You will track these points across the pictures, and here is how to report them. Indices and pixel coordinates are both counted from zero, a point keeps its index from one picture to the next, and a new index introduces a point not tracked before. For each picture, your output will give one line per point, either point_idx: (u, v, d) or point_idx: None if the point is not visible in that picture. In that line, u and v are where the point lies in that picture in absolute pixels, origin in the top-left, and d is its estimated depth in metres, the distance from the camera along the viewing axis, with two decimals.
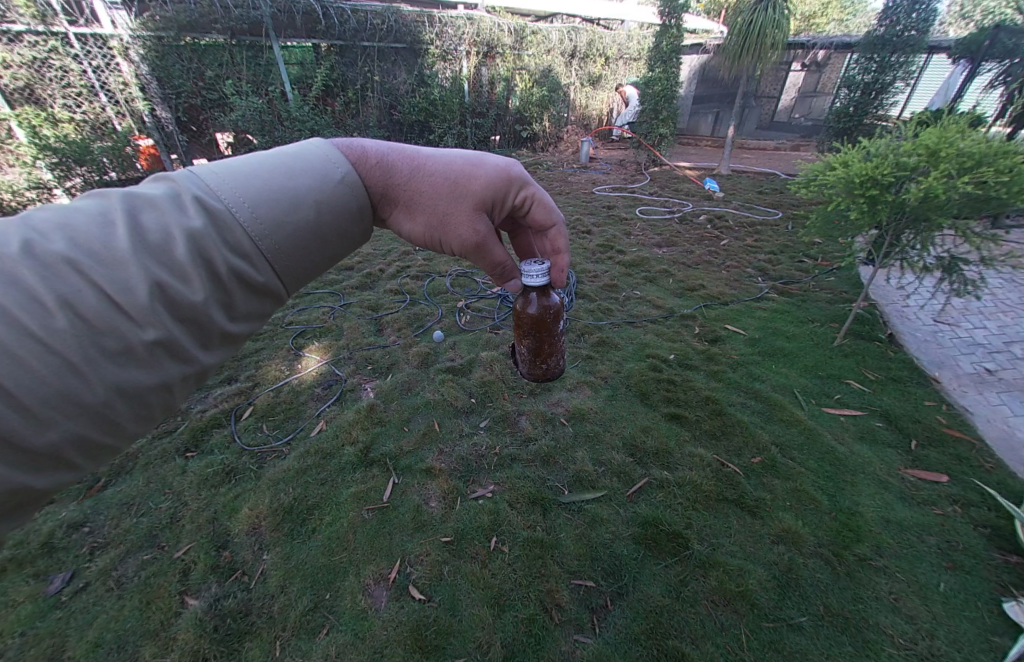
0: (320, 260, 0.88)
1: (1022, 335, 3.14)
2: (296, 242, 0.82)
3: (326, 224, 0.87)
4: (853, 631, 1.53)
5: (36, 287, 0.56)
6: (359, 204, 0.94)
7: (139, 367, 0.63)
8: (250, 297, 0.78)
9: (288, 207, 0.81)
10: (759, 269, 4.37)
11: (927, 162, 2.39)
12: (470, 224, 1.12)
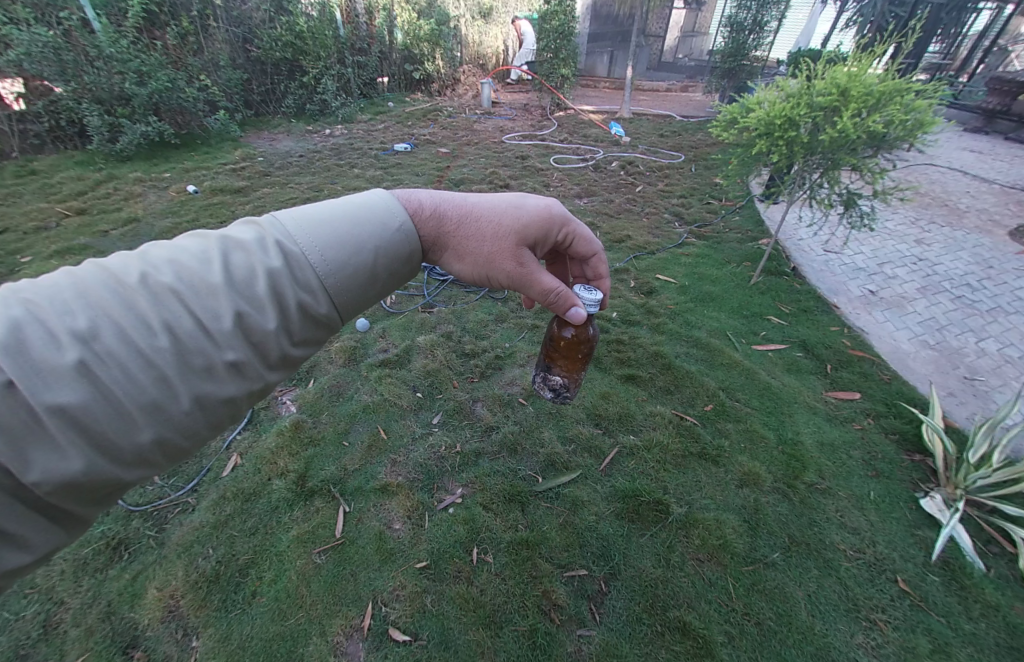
0: (378, 295, 0.86)
1: (887, 257, 3.71)
2: (357, 280, 0.80)
3: (382, 265, 0.85)
4: (815, 554, 1.74)
5: (145, 309, 0.59)
6: (407, 246, 0.90)
7: (221, 384, 0.65)
8: (318, 329, 0.78)
9: (353, 249, 0.80)
10: (675, 213, 4.49)
11: (838, 101, 2.47)
12: (516, 259, 1.09)
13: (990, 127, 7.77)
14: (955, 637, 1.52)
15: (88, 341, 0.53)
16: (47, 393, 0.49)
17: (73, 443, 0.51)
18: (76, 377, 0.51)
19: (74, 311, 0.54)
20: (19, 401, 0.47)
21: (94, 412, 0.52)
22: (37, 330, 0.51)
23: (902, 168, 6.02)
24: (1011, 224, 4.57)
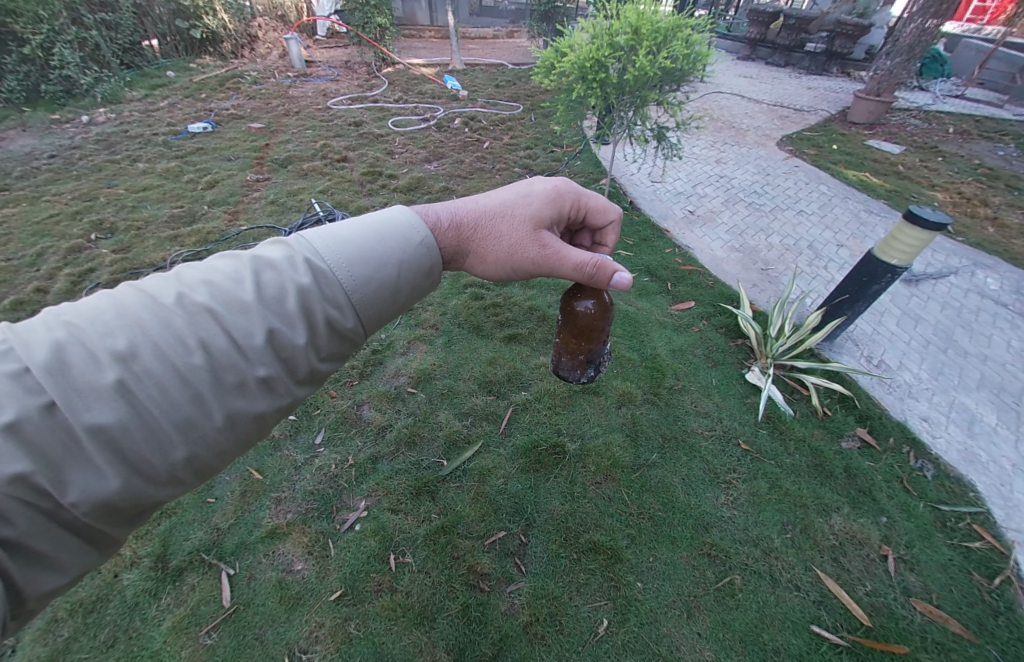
0: (404, 305, 0.90)
1: (697, 180, 4.32)
2: (379, 295, 0.83)
3: (407, 279, 0.89)
4: (682, 444, 2.10)
5: (180, 330, 0.62)
6: (436, 260, 0.97)
7: (251, 400, 0.68)
8: (342, 344, 0.81)
9: (375, 264, 0.83)
10: (524, 165, 4.56)
11: (633, 40, 2.65)
12: (534, 245, 1.18)
13: (754, 55, 9.42)
14: (781, 471, 2.02)
15: (129, 361, 0.57)
16: (89, 413, 0.53)
17: (109, 463, 0.54)
18: (117, 396, 0.55)
19: (117, 331, 0.58)
20: (60, 421, 0.51)
21: (129, 431, 0.56)
22: (84, 351, 0.56)
23: (699, 97, 7.00)
24: (776, 137, 5.72)
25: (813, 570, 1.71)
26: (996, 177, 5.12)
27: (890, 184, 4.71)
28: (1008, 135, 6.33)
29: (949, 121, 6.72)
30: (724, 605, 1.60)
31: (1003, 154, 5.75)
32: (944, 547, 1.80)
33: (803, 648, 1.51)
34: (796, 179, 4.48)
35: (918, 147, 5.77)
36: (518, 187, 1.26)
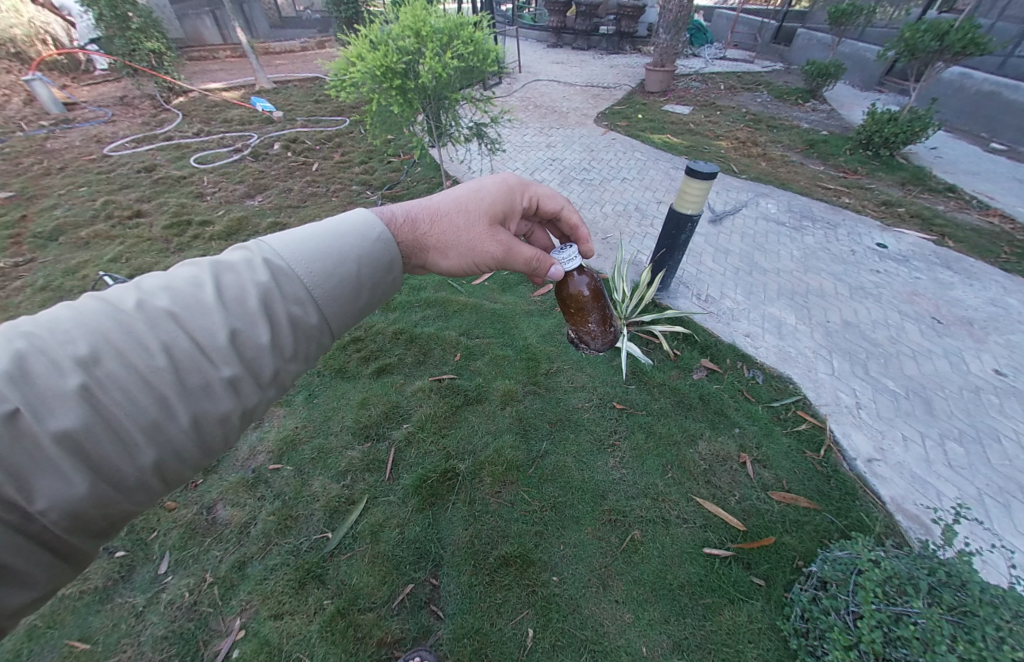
0: (367, 300, 0.89)
1: (533, 165, 4.86)
2: (335, 293, 0.83)
3: (365, 277, 0.88)
4: (566, 425, 2.19)
5: (143, 333, 0.63)
6: (396, 266, 0.95)
7: (220, 402, 0.68)
8: (309, 342, 0.81)
9: (329, 262, 0.83)
10: (362, 183, 4.35)
11: (418, 42, 2.69)
12: (490, 241, 1.23)
13: (561, 42, 10.30)
14: (652, 418, 2.24)
15: (92, 367, 0.58)
16: (51, 419, 0.54)
17: (74, 468, 0.55)
18: (79, 401, 0.56)
19: (80, 337, 0.59)
20: (23, 430, 0.52)
21: (96, 437, 0.57)
22: (45, 357, 0.57)
23: (521, 87, 7.42)
24: (592, 116, 6.38)
25: (694, 499, 1.90)
26: (758, 120, 6.36)
27: (686, 142, 5.58)
28: (759, 85, 7.92)
29: (718, 80, 8.17)
30: (632, 563, 1.69)
31: (758, 101, 7.18)
32: (782, 437, 2.15)
33: (702, 574, 1.66)
34: (615, 151, 5.28)
35: (700, 105, 6.89)
36: (469, 183, 1.30)
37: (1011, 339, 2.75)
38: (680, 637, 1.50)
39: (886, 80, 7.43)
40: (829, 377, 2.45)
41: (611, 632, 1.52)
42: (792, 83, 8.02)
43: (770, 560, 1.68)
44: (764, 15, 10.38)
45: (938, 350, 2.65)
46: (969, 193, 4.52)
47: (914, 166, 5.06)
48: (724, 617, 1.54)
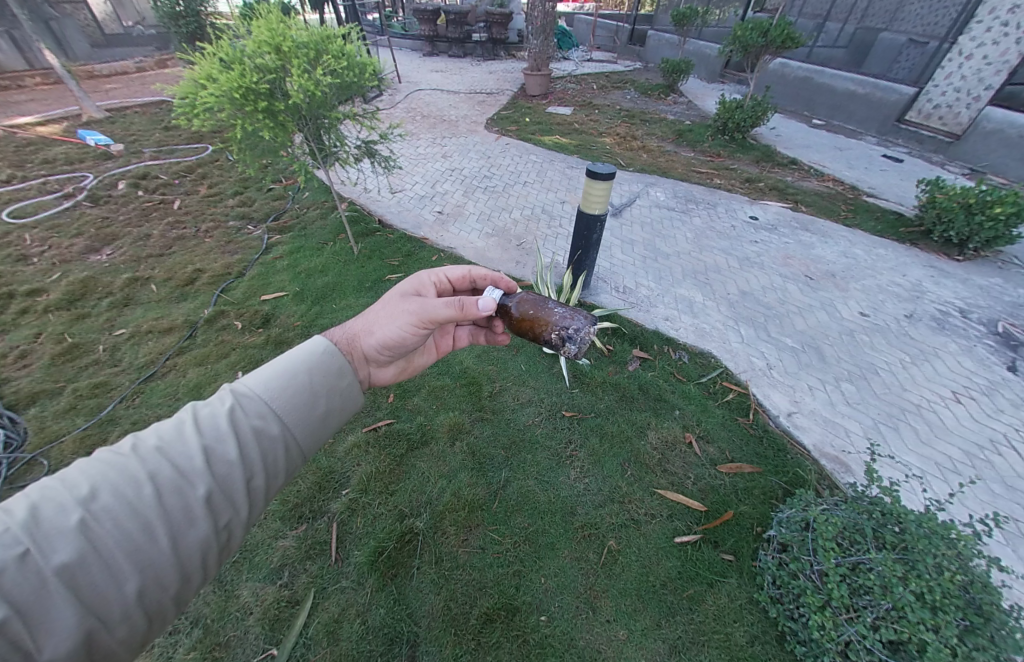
0: (325, 409, 0.93)
1: (433, 177, 4.72)
2: (293, 404, 0.88)
3: (320, 386, 0.93)
4: (522, 446, 2.10)
5: (131, 468, 0.69)
6: (346, 370, 0.99)
7: (201, 522, 0.70)
8: (280, 454, 0.85)
9: (285, 377, 0.90)
10: (240, 216, 3.92)
11: (280, 59, 2.44)
12: (410, 302, 1.23)
13: (437, 51, 10.25)
14: (602, 418, 2.25)
15: (89, 504, 0.63)
16: (50, 556, 0.57)
17: (67, 603, 0.55)
18: (76, 535, 0.60)
19: (77, 482, 0.65)
20: (27, 570, 0.55)
21: (88, 567, 0.59)
22: (48, 503, 0.61)
23: (405, 98, 7.19)
24: (482, 122, 6.41)
25: (657, 492, 1.94)
26: (631, 115, 6.93)
27: (574, 141, 5.87)
28: (626, 83, 8.66)
29: (591, 80, 8.78)
30: (615, 576, 1.65)
31: (628, 98, 7.84)
32: (716, 410, 2.31)
33: (680, 566, 1.68)
34: (511, 156, 5.34)
35: (580, 105, 7.34)
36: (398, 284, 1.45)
37: (862, 284, 3.30)
38: (675, 639, 1.49)
39: (725, 73, 8.61)
40: (741, 345, 2.70)
41: (610, 656, 1.45)
42: (653, 80, 8.91)
43: (733, 533, 1.77)
44: (618, 20, 11.42)
45: (815, 303, 3.09)
46: (805, 164, 5.40)
47: (761, 145, 5.91)
48: (708, 604, 1.57)
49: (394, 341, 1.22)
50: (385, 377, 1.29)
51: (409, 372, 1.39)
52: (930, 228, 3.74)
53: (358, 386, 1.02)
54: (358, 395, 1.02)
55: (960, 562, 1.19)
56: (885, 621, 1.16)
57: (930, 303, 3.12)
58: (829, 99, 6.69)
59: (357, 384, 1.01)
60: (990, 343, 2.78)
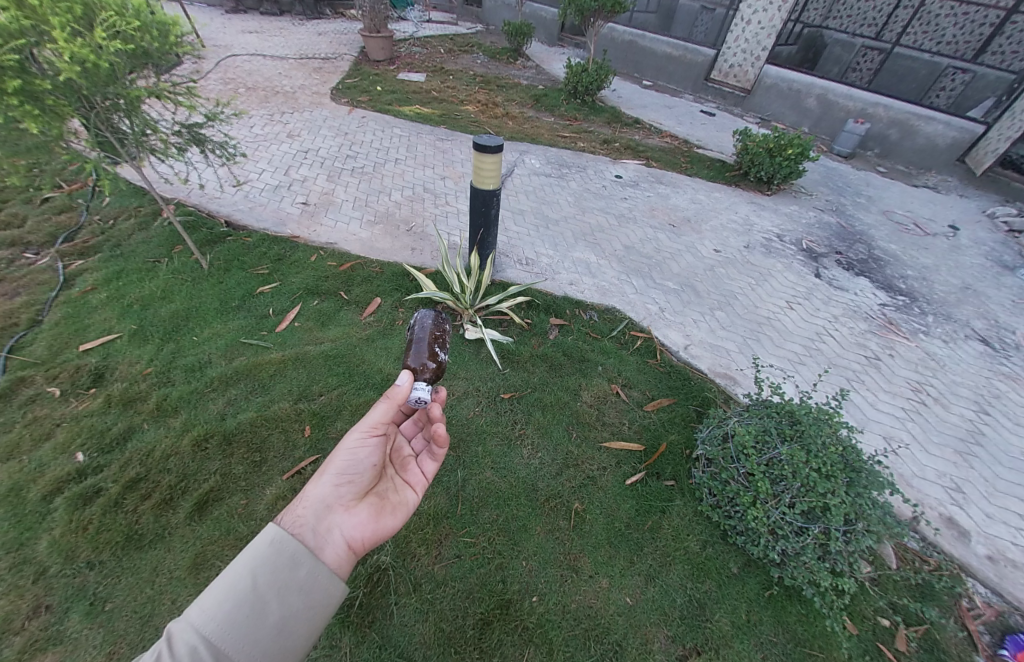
0: (283, 617, 0.72)
1: (283, 162, 4.00)
2: (238, 620, 0.67)
3: (271, 588, 0.74)
4: (470, 441, 2.04)
5: None
6: (299, 554, 0.80)
7: None
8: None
9: (225, 587, 0.70)
10: (6, 243, 2.85)
11: (24, 16, 1.78)
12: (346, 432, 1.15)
13: (244, 7, 8.54)
14: (538, 391, 2.30)
15: None
16: None
17: None
18: None
19: None
20: None
21: None
22: None
23: (215, 65, 5.84)
24: (326, 93, 5.60)
25: (603, 445, 2.09)
26: (487, 80, 6.82)
27: (437, 111, 5.55)
28: (473, 46, 8.42)
29: (437, 43, 8.32)
30: (587, 533, 1.76)
31: (479, 62, 7.67)
32: (631, 357, 2.55)
33: (636, 504, 1.87)
34: (372, 130, 4.81)
35: (433, 71, 6.94)
36: None
37: (712, 224, 3.93)
38: (648, 568, 1.66)
39: (564, 36, 8.99)
40: (636, 295, 3.00)
41: (601, 606, 1.55)
42: (499, 43, 8.83)
43: (670, 461, 2.03)
44: None
45: (682, 247, 3.58)
46: (647, 121, 6.05)
47: (609, 107, 6.41)
48: (665, 528, 1.79)
49: (348, 471, 1.06)
50: (365, 525, 1.00)
51: (395, 514, 1.11)
52: (747, 170, 4.59)
53: (320, 570, 0.81)
54: (328, 577, 0.81)
55: (834, 435, 1.66)
56: (799, 497, 1.53)
57: (758, 233, 3.88)
58: (653, 61, 7.52)
59: (317, 569, 0.81)
60: (800, 258, 3.61)
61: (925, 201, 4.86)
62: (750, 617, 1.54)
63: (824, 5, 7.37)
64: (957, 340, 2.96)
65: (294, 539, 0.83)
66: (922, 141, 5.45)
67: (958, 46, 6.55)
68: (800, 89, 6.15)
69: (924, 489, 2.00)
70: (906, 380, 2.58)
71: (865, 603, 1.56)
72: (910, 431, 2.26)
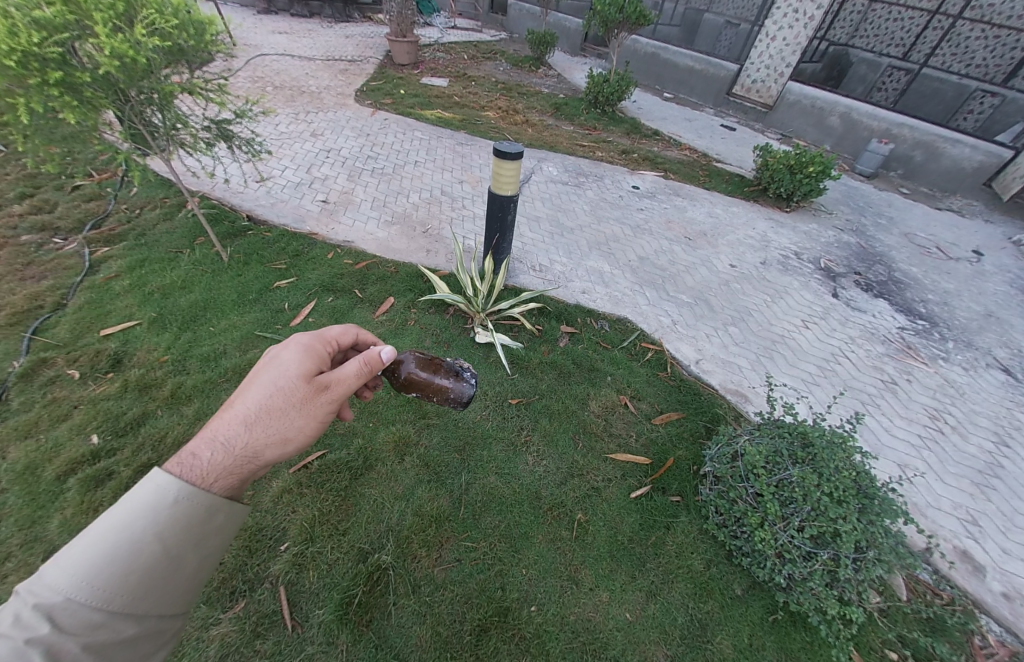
0: (198, 562, 0.73)
1: (306, 160, 4.08)
2: (149, 584, 0.66)
3: (184, 543, 0.71)
4: (474, 445, 2.04)
5: None
6: (215, 504, 0.77)
7: None
8: (145, 641, 0.66)
9: (125, 556, 0.64)
10: (37, 228, 2.95)
11: (71, 12, 1.87)
12: (321, 391, 1.02)
13: (276, 8, 8.80)
14: (547, 399, 2.29)
15: None
16: None
17: None
18: None
19: None
20: None
21: None
22: None
23: (246, 64, 6.01)
24: (350, 94, 5.71)
25: (609, 457, 2.07)
26: (509, 88, 6.89)
27: (458, 116, 5.62)
28: (496, 54, 8.52)
29: (461, 50, 8.45)
30: (589, 545, 1.74)
31: (501, 69, 7.76)
32: (641, 369, 2.53)
33: (640, 518, 1.84)
34: (393, 133, 4.89)
35: (455, 76, 7.05)
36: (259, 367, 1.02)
37: (728, 239, 3.90)
38: (649, 584, 1.64)
39: (587, 46, 9.05)
40: (649, 306, 2.99)
41: (601, 621, 1.53)
42: (522, 51, 8.93)
43: (676, 477, 2.00)
44: None
45: (697, 261, 3.55)
46: (666, 134, 6.05)
47: (629, 118, 6.41)
48: (670, 544, 1.76)
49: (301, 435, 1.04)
50: None
51: None
52: (766, 186, 4.55)
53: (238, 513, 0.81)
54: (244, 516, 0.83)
55: (849, 460, 1.61)
56: (808, 521, 1.50)
57: (775, 250, 3.83)
58: (675, 74, 7.52)
59: (234, 511, 0.80)
60: (818, 277, 3.55)
61: (949, 224, 4.76)
62: (753, 642, 1.51)
63: (851, 24, 7.35)
64: (979, 368, 2.88)
65: (211, 492, 0.77)
66: (948, 163, 5.34)
67: (989, 70, 6.43)
68: (823, 106, 6.09)
69: (939, 520, 1.94)
70: (924, 408, 2.51)
71: (873, 634, 1.51)
72: (927, 459, 2.20)
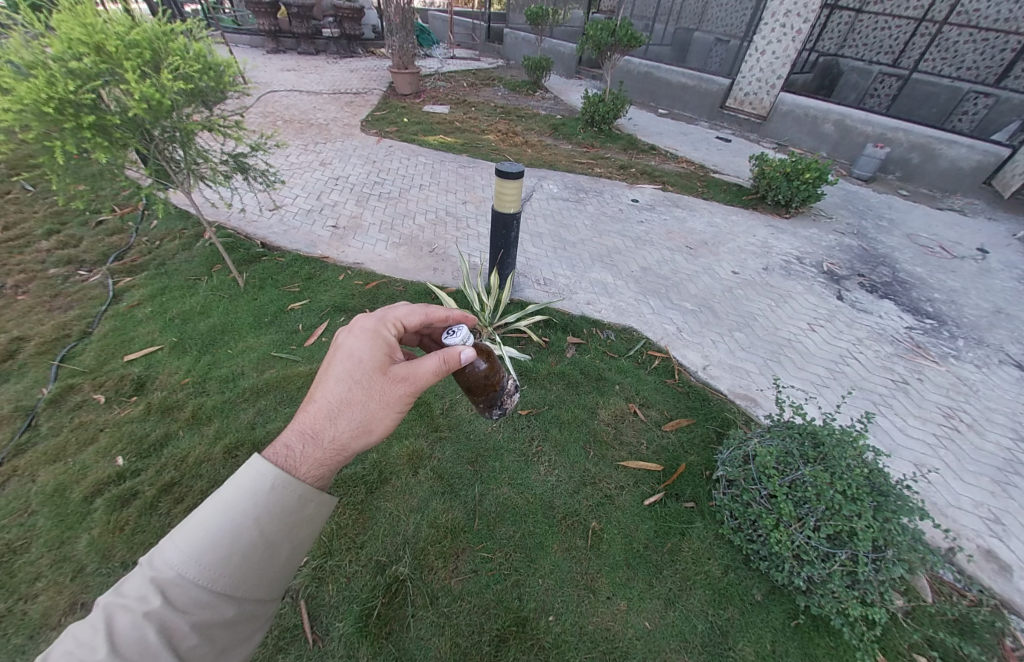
0: (291, 551, 0.77)
1: (315, 188, 4.26)
2: (248, 570, 0.70)
3: (279, 531, 0.74)
4: (485, 458, 2.06)
5: None
6: (309, 494, 0.79)
7: None
8: (243, 623, 0.71)
9: (227, 540, 0.69)
10: (63, 261, 3.11)
11: (103, 60, 2.03)
12: (398, 381, 1.03)
13: (284, 48, 9.33)
14: (556, 409, 2.32)
15: None
16: None
17: None
18: None
19: None
20: None
21: None
22: None
23: (257, 101, 6.34)
24: (356, 124, 5.98)
25: (620, 464, 2.08)
26: (507, 111, 7.15)
27: (459, 141, 5.83)
28: (494, 80, 8.87)
29: (460, 78, 8.82)
30: (604, 554, 1.73)
31: (500, 94, 8.07)
32: (648, 377, 2.55)
33: (654, 525, 1.84)
34: (398, 159, 5.09)
35: (455, 103, 7.34)
36: (339, 358, 1.03)
37: (729, 247, 3.95)
38: (667, 592, 1.63)
39: (581, 69, 9.39)
40: (654, 315, 3.03)
41: (619, 630, 1.52)
42: (519, 76, 9.28)
43: (688, 482, 2.00)
44: (473, 17, 11.63)
45: (699, 269, 3.60)
46: (663, 148, 6.20)
47: (625, 134, 6.59)
48: (685, 550, 1.76)
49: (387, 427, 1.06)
50: None
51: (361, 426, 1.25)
52: (764, 194, 4.63)
53: (328, 506, 0.82)
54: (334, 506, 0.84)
55: (860, 458, 1.63)
56: (823, 520, 1.50)
57: (777, 256, 3.87)
58: (668, 91, 7.74)
59: (326, 502, 0.82)
60: (821, 281, 3.57)
61: (951, 224, 4.77)
62: (775, 647, 1.49)
63: (839, 35, 7.64)
64: (991, 365, 2.86)
65: (302, 481, 0.80)
66: (945, 164, 5.40)
67: (980, 72, 6.54)
68: (817, 115, 6.21)
69: (960, 519, 1.90)
70: (936, 406, 2.49)
71: (899, 637, 1.48)
72: (944, 458, 2.18)
